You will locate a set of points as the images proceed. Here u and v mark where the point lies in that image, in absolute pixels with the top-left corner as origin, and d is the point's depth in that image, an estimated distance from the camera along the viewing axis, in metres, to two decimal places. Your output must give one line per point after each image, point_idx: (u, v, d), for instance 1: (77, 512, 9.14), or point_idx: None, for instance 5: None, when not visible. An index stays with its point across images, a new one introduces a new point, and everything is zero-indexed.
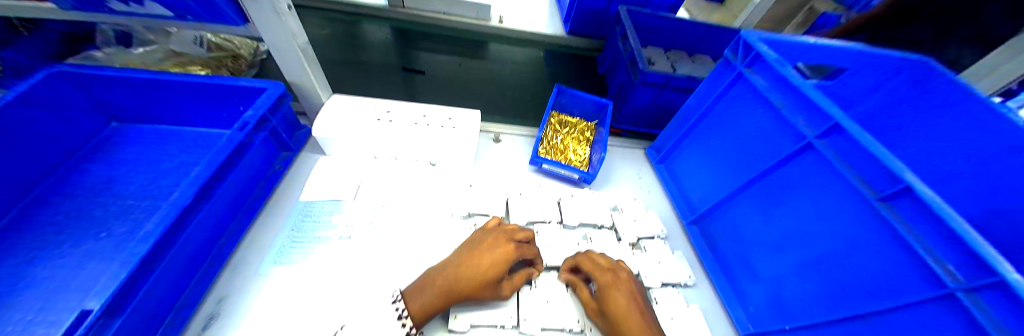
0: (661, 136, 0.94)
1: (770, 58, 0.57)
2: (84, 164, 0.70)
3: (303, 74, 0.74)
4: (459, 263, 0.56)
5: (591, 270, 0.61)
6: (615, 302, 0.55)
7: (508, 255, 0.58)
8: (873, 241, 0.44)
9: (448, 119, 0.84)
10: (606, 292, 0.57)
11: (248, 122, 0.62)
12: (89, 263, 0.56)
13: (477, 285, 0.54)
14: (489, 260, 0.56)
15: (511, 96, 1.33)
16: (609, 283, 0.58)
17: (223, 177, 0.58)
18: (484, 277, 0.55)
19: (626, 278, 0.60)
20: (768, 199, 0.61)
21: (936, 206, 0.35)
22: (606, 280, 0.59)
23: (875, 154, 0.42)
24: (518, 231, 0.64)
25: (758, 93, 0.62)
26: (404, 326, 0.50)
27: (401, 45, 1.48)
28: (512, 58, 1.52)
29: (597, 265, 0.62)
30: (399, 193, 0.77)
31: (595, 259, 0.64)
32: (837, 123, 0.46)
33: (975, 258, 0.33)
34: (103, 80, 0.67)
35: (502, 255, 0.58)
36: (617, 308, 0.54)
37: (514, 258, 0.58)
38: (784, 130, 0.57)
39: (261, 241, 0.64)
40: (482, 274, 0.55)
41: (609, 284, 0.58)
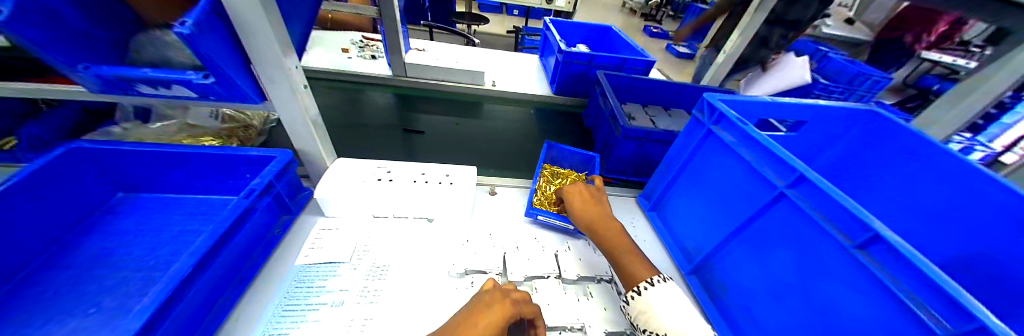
0: (649, 184, 0.98)
1: (732, 118, 0.65)
2: (82, 235, 0.70)
3: (311, 142, 0.80)
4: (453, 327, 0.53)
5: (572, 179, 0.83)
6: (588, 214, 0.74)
7: (502, 316, 0.54)
8: (861, 287, 0.45)
9: (445, 176, 0.90)
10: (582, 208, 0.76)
11: (255, 189, 0.65)
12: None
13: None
14: (483, 324, 0.53)
15: (506, 151, 1.41)
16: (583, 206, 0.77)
17: (224, 244, 0.59)
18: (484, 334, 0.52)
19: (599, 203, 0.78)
20: (756, 246, 0.62)
21: (906, 252, 0.38)
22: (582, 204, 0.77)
23: (841, 202, 0.46)
24: (514, 290, 0.61)
25: (729, 147, 0.68)
26: None
27: (402, 108, 1.60)
28: (505, 116, 1.64)
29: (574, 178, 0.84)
30: (396, 253, 0.77)
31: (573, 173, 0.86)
32: (801, 174, 0.51)
33: (953, 303, 0.35)
34: (122, 153, 0.72)
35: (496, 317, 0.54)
36: (594, 226, 0.73)
37: (509, 321, 0.54)
38: (757, 179, 0.62)
39: (250, 312, 0.62)
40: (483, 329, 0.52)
41: (584, 199, 0.78)
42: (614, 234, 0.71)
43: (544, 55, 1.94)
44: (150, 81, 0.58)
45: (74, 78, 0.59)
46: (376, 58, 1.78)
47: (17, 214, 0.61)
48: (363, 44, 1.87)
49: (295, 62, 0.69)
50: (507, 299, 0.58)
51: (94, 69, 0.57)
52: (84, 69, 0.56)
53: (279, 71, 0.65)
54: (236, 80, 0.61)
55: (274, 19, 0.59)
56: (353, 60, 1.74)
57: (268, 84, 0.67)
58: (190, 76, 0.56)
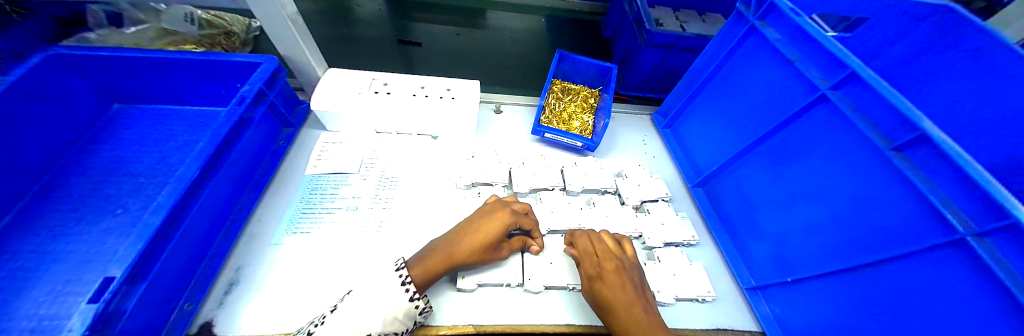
0: (668, 100, 0.90)
1: (784, 8, 0.54)
2: (93, 145, 0.71)
3: (297, 47, 0.72)
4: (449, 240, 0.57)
5: (582, 259, 0.58)
6: (602, 294, 0.53)
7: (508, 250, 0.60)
8: (885, 193, 0.43)
9: (446, 91, 0.82)
10: (594, 283, 0.55)
11: (246, 97, 0.61)
12: (113, 239, 0.59)
13: (479, 253, 0.56)
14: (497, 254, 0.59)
15: (513, 66, 1.29)
16: (595, 276, 0.55)
17: (228, 154, 0.58)
18: (489, 239, 0.56)
19: (615, 270, 0.55)
20: (777, 159, 0.59)
21: (952, 152, 0.33)
22: (591, 272, 0.56)
23: (892, 102, 0.39)
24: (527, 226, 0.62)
25: (772, 48, 0.58)
26: (407, 291, 0.51)
27: (396, 17, 1.42)
28: (512, 26, 1.45)
29: (587, 249, 0.59)
30: (401, 166, 0.77)
31: (585, 242, 0.60)
32: (853, 71, 0.44)
33: (988, 203, 0.31)
34: (101, 60, 0.67)
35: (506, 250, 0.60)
36: (605, 303, 0.53)
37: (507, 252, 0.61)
38: (796, 83, 0.54)
39: (272, 213, 0.66)
40: (489, 235, 0.57)
41: (592, 272, 0.55)
42: (627, 327, 0.49)
43: None
44: None
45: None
46: None
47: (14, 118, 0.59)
48: None
49: None
50: (510, 209, 0.61)
51: None
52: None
53: None
54: None
55: None
56: None
57: None
58: None
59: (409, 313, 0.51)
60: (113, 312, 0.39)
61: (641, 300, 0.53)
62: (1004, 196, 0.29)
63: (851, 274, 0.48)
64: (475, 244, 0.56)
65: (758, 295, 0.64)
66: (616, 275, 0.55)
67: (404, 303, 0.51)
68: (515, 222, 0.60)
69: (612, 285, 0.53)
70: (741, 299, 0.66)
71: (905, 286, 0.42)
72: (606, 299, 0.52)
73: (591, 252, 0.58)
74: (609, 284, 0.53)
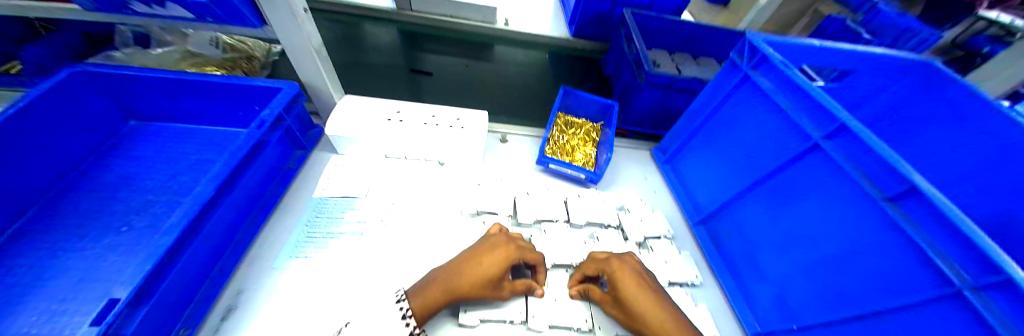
0: (667, 137, 0.94)
1: (776, 61, 0.58)
2: (104, 160, 0.72)
3: (318, 75, 0.76)
4: (465, 258, 0.57)
5: (597, 267, 0.61)
6: (626, 285, 0.55)
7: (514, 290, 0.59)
8: (883, 240, 0.44)
9: (456, 120, 0.85)
10: (618, 275, 0.57)
11: (266, 121, 0.63)
12: (110, 258, 0.58)
13: (482, 287, 0.55)
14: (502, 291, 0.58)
15: (517, 97, 1.35)
16: (616, 269, 0.58)
17: (241, 175, 0.59)
18: (489, 274, 0.55)
19: (633, 262, 0.60)
20: (775, 200, 0.61)
21: (943, 206, 0.36)
22: (614, 265, 0.59)
23: (883, 155, 0.42)
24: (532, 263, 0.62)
25: (765, 96, 0.62)
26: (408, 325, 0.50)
27: (408, 47, 1.50)
28: (518, 60, 1.53)
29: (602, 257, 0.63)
30: (408, 192, 0.78)
31: (598, 256, 0.65)
32: (843, 124, 0.47)
33: (980, 257, 0.33)
34: (126, 79, 0.70)
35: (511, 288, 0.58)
36: (632, 297, 0.54)
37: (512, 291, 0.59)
38: (790, 130, 0.58)
39: (275, 237, 0.65)
40: (487, 269, 0.56)
41: (614, 267, 0.59)
42: (657, 311, 0.52)
43: None
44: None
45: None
46: None
47: (32, 132, 0.60)
48: None
49: None
50: (513, 245, 0.60)
51: None
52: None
53: None
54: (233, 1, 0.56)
55: None
56: None
57: (267, 8, 0.61)
58: None
59: None
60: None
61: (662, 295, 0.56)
62: (994, 252, 0.31)
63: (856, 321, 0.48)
64: (474, 280, 0.55)
65: None
66: (630, 264, 0.60)
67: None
68: (516, 260, 0.58)
69: (630, 272, 0.57)
70: None
71: None
72: (629, 289, 0.55)
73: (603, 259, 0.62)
74: (629, 274, 0.57)
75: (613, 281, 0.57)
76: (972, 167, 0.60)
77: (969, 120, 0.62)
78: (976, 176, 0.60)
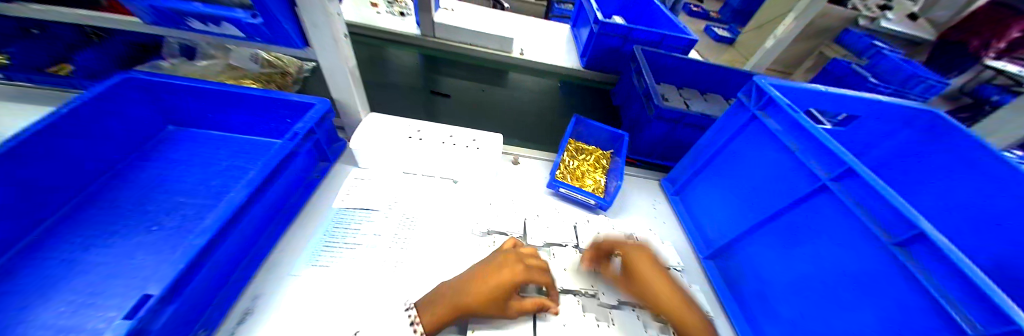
0: (677, 168, 0.97)
1: (783, 104, 0.62)
2: (141, 161, 0.76)
3: (349, 93, 0.81)
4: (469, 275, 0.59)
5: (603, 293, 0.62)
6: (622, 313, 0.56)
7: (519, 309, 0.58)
8: (895, 285, 0.45)
9: (473, 141, 0.89)
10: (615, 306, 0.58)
11: (299, 133, 0.68)
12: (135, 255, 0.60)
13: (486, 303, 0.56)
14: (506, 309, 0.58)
15: (530, 122, 1.40)
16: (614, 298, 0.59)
17: (271, 183, 0.63)
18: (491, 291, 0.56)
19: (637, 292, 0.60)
20: (786, 237, 0.62)
21: (952, 255, 0.37)
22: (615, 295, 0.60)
23: (890, 200, 0.44)
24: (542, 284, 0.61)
25: (773, 137, 0.65)
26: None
27: (428, 70, 1.59)
28: (530, 87, 1.61)
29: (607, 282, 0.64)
30: (422, 208, 0.81)
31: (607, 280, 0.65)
32: (850, 167, 0.49)
33: (990, 307, 0.34)
34: (171, 87, 0.76)
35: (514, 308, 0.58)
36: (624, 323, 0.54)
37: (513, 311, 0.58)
38: (799, 170, 0.60)
39: (293, 244, 0.67)
40: (484, 289, 0.56)
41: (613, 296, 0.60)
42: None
43: (576, 25, 1.86)
44: (203, 19, 0.61)
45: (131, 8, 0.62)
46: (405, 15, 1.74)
47: (79, 130, 0.65)
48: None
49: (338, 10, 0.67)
50: (520, 264, 0.60)
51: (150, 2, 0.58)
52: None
53: (325, 19, 0.65)
54: (282, 23, 0.62)
55: None
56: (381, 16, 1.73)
57: (312, 31, 0.67)
58: (240, 15, 0.58)
59: None
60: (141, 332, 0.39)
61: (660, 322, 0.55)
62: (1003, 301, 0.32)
63: None
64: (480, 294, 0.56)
65: None
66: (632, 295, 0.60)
67: None
68: (520, 279, 0.58)
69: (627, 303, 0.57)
70: None
71: None
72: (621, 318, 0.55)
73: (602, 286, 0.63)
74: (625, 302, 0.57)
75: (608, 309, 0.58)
76: (984, 215, 0.61)
77: (977, 169, 0.63)
78: (989, 225, 0.60)
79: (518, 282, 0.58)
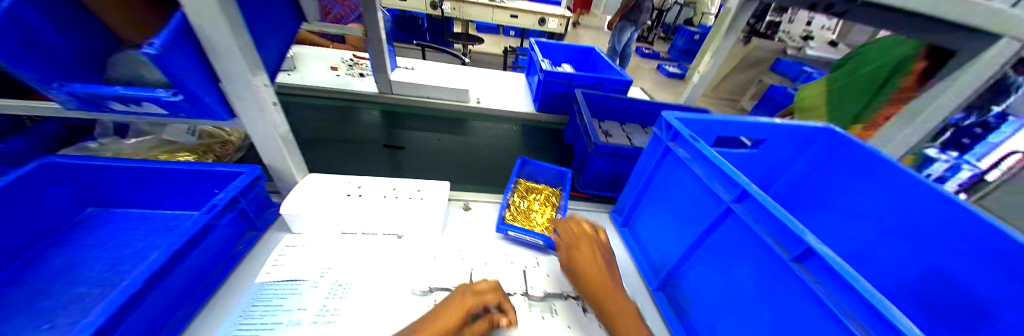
0: (620, 200, 1.00)
1: (687, 135, 0.67)
2: (46, 251, 0.71)
3: (283, 160, 0.81)
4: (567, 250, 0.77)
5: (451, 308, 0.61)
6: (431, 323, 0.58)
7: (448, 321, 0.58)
8: (800, 297, 0.47)
9: (416, 191, 0.91)
10: (444, 311, 0.60)
11: (217, 204, 0.66)
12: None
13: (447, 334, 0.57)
14: (449, 314, 0.60)
15: (486, 166, 1.43)
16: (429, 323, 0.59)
17: (180, 261, 0.59)
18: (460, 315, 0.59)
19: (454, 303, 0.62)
20: (708, 260, 0.64)
21: (844, 273, 0.39)
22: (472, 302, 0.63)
23: (783, 220, 0.47)
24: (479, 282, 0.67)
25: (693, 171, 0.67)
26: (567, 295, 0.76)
27: (387, 125, 1.64)
28: (488, 133, 1.67)
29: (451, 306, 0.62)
30: (359, 270, 0.76)
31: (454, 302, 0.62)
32: (745, 189, 0.53)
33: (880, 319, 0.36)
34: (91, 167, 0.74)
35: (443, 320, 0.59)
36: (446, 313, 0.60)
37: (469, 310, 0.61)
38: (716, 198, 0.61)
39: (200, 331, 0.60)
40: (451, 310, 0.60)
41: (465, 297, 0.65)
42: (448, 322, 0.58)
43: (528, 74, 2.05)
44: (121, 98, 0.61)
45: (49, 96, 0.62)
46: (363, 75, 1.87)
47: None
48: (351, 62, 1.98)
49: (266, 80, 0.70)
50: (466, 293, 0.64)
51: (66, 85, 0.59)
52: (59, 86, 0.58)
53: (250, 92, 0.68)
54: (202, 97, 0.63)
55: (242, 40, 0.62)
56: (340, 78, 1.81)
57: (236, 103, 0.69)
58: (161, 95, 0.59)
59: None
60: None
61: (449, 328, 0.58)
62: (889, 309, 0.35)
63: None
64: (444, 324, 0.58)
65: None
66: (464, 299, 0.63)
67: None
68: (472, 304, 0.62)
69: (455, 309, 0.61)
70: None
71: None
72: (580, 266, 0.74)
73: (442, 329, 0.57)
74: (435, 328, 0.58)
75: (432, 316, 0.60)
76: None
77: None
78: None
79: (473, 308, 0.62)
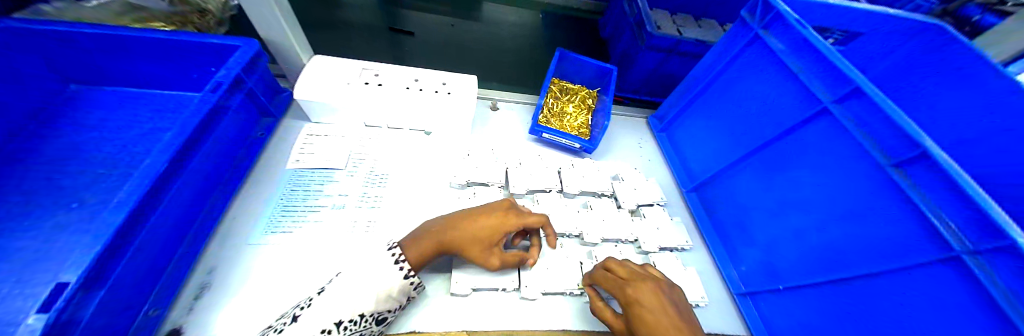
0: (664, 105, 0.91)
1: (791, 18, 0.53)
2: (45, 130, 0.65)
3: (283, 35, 0.67)
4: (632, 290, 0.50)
5: (489, 216, 0.55)
6: (464, 225, 0.54)
7: (481, 226, 0.54)
8: (882, 201, 0.43)
9: (442, 85, 0.78)
10: (479, 216, 0.55)
11: (222, 83, 0.56)
12: (89, 239, 0.53)
13: (473, 243, 0.53)
14: (487, 221, 0.54)
15: (509, 61, 1.26)
16: (463, 224, 0.54)
17: (200, 145, 0.53)
18: (494, 230, 0.54)
19: (494, 211, 0.56)
20: (765, 168, 0.61)
21: (955, 176, 0.34)
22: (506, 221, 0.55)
23: (896, 121, 0.39)
24: (531, 215, 0.58)
25: (785, 66, 0.56)
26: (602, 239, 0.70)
27: (387, 4, 1.36)
28: (507, 20, 1.41)
29: (487, 216, 0.55)
30: (392, 162, 0.74)
31: (492, 210, 0.57)
32: (857, 86, 0.44)
33: (984, 225, 0.32)
34: (27, 35, 0.58)
35: (476, 227, 0.54)
36: (475, 223, 0.54)
37: (510, 228, 0.55)
38: (809, 99, 0.52)
39: (244, 212, 0.61)
40: (490, 219, 0.55)
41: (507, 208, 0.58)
42: (482, 227, 0.54)
43: None
44: None
45: None
46: None
47: None
48: None
49: None
50: (510, 212, 0.57)
51: None
52: None
53: None
54: None
55: None
56: None
57: None
58: None
59: (403, 289, 0.49)
60: (65, 322, 0.34)
61: (482, 241, 0.53)
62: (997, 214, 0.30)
63: (843, 286, 0.49)
64: (473, 233, 0.53)
65: (747, 300, 0.64)
66: (499, 213, 0.56)
67: (398, 281, 0.49)
68: (513, 226, 0.55)
69: (489, 221, 0.55)
70: (732, 305, 0.66)
71: (893, 297, 0.43)
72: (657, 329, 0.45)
73: (469, 234, 0.53)
74: (466, 232, 0.53)
75: (462, 217, 0.55)
76: None
77: None
78: None
79: (511, 230, 0.55)
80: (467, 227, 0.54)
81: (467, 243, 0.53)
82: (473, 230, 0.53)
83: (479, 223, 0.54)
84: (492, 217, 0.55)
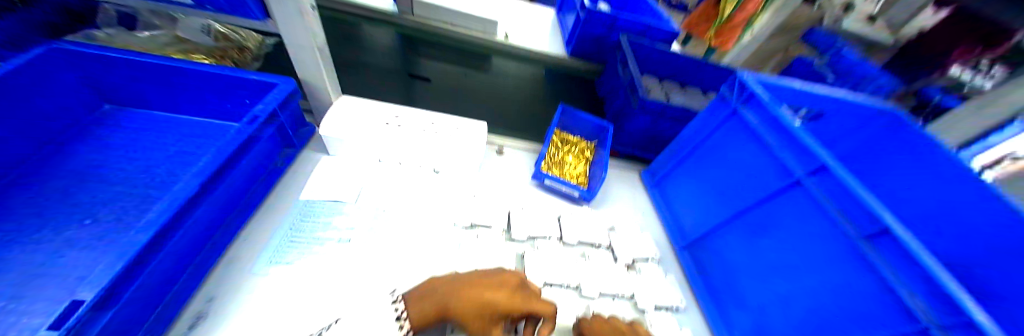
0: (656, 162, 0.99)
1: (764, 100, 0.63)
2: (71, 145, 0.67)
3: (319, 76, 0.74)
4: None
5: (493, 292, 0.54)
6: (462, 301, 0.52)
7: (484, 303, 0.52)
8: (857, 271, 0.48)
9: (455, 129, 0.85)
10: (482, 290, 0.54)
11: (258, 116, 0.61)
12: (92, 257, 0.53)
13: (473, 319, 0.52)
14: (492, 297, 0.53)
15: (514, 110, 1.37)
16: (460, 299, 0.52)
17: (227, 172, 0.56)
18: (496, 309, 0.52)
19: (500, 288, 0.55)
20: (751, 229, 0.66)
21: (918, 254, 0.39)
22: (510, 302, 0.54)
23: (862, 199, 0.46)
24: (535, 298, 0.56)
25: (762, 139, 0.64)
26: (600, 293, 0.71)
27: (407, 52, 1.50)
28: (514, 74, 1.56)
29: (491, 291, 0.54)
30: (400, 198, 0.77)
31: (498, 285, 0.56)
32: (823, 164, 0.51)
33: (949, 301, 0.37)
34: (92, 59, 0.66)
35: (474, 303, 0.52)
36: (473, 297, 0.53)
37: (514, 310, 0.53)
38: (784, 171, 0.60)
39: (252, 242, 0.61)
40: (494, 297, 0.54)
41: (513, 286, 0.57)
42: (484, 303, 0.52)
43: (562, 11, 1.83)
44: None
45: None
46: None
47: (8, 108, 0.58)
48: None
49: None
50: (516, 293, 0.55)
51: None
52: None
53: None
54: None
55: None
56: None
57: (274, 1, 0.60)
58: None
59: None
60: None
61: (481, 321, 0.52)
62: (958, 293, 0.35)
63: None
64: (473, 310, 0.52)
65: None
66: (506, 291, 0.55)
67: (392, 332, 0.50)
68: (518, 310, 0.53)
69: (493, 299, 0.53)
70: None
71: None
72: None
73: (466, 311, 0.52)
74: (465, 310, 0.52)
75: (459, 289, 0.54)
76: None
77: None
78: None
79: (514, 313, 0.53)
80: (465, 302, 0.52)
81: (466, 319, 0.52)
82: (472, 306, 0.52)
83: (480, 298, 0.53)
84: (497, 293, 0.54)
